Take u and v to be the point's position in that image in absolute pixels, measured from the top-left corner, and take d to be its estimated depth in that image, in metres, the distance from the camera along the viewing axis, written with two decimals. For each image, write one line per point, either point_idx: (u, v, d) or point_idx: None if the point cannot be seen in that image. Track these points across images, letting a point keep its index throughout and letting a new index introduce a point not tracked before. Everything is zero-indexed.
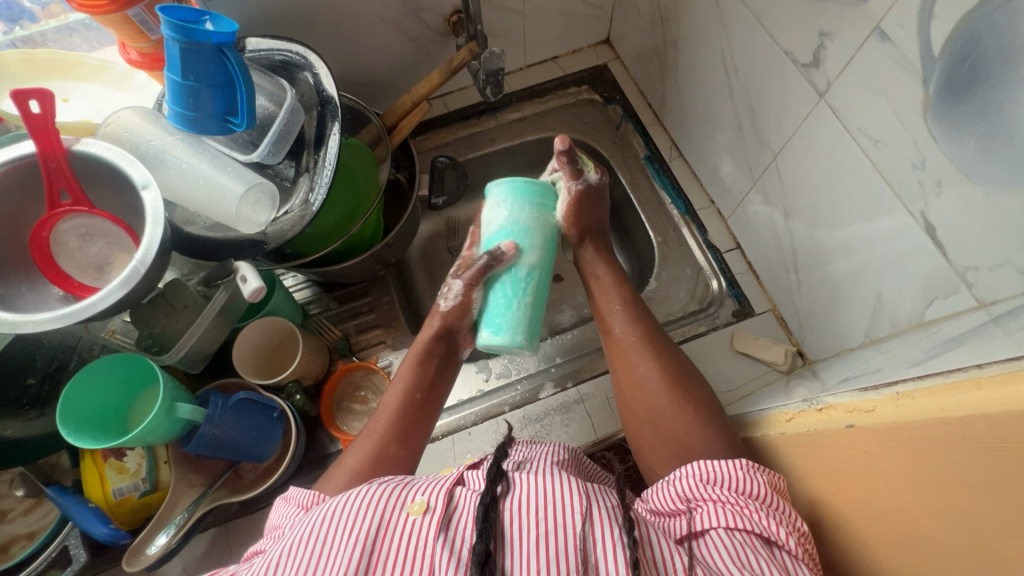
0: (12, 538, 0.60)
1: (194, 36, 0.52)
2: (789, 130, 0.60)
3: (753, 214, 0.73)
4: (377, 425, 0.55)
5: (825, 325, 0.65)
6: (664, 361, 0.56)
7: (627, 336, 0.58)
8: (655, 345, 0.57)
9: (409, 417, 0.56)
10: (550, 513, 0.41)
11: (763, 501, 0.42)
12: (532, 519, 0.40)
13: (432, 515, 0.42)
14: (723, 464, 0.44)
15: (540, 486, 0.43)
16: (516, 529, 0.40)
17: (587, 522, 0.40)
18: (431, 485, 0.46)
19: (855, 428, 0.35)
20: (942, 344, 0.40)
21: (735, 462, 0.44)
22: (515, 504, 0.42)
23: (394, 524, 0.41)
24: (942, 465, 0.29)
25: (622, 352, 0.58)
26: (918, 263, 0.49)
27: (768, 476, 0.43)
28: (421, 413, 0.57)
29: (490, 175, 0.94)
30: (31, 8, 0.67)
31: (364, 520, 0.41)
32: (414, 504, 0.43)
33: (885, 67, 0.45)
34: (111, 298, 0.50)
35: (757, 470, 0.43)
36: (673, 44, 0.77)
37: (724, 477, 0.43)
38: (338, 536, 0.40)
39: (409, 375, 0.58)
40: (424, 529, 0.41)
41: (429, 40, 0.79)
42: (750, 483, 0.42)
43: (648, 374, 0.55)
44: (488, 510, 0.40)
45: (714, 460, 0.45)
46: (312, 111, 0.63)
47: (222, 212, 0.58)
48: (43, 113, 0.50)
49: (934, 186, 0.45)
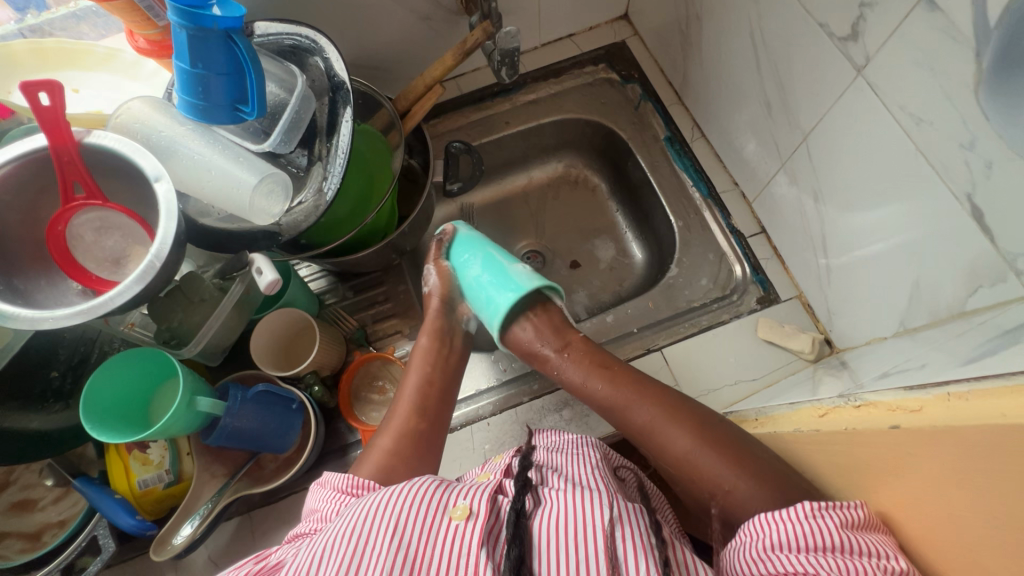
0: (43, 526, 0.61)
1: (201, 22, 0.50)
2: (822, 108, 0.57)
3: (780, 196, 0.70)
4: (384, 439, 0.56)
5: (856, 312, 0.62)
6: (685, 423, 0.51)
7: (642, 412, 0.54)
8: (673, 409, 0.53)
9: (426, 399, 0.59)
10: (583, 525, 0.41)
11: (839, 551, 0.36)
12: (565, 532, 0.41)
13: (476, 521, 0.42)
14: (780, 517, 0.39)
15: (569, 498, 0.44)
16: (548, 541, 0.41)
17: (620, 534, 0.41)
18: (473, 489, 0.46)
19: (900, 429, 0.33)
20: (995, 337, 0.37)
21: (796, 511, 0.39)
22: (547, 514, 0.43)
23: (436, 529, 0.41)
24: (1000, 471, 0.27)
25: (631, 423, 0.54)
26: (962, 250, 0.47)
27: (842, 516, 0.37)
28: (439, 398, 0.60)
29: (505, 159, 0.92)
30: None
31: (406, 529, 0.41)
32: (457, 509, 0.43)
33: (935, 39, 0.42)
34: (127, 294, 0.49)
35: (823, 512, 0.38)
36: (695, 19, 0.74)
37: (789, 537, 0.38)
38: (373, 537, 0.40)
39: (422, 362, 0.62)
40: (467, 537, 0.41)
41: (442, 20, 0.76)
42: (820, 535, 0.37)
43: (684, 450, 0.50)
44: (518, 517, 0.43)
45: (773, 513, 0.40)
46: (323, 98, 0.61)
47: (235, 203, 0.57)
48: (53, 105, 0.49)
49: (984, 167, 0.42)
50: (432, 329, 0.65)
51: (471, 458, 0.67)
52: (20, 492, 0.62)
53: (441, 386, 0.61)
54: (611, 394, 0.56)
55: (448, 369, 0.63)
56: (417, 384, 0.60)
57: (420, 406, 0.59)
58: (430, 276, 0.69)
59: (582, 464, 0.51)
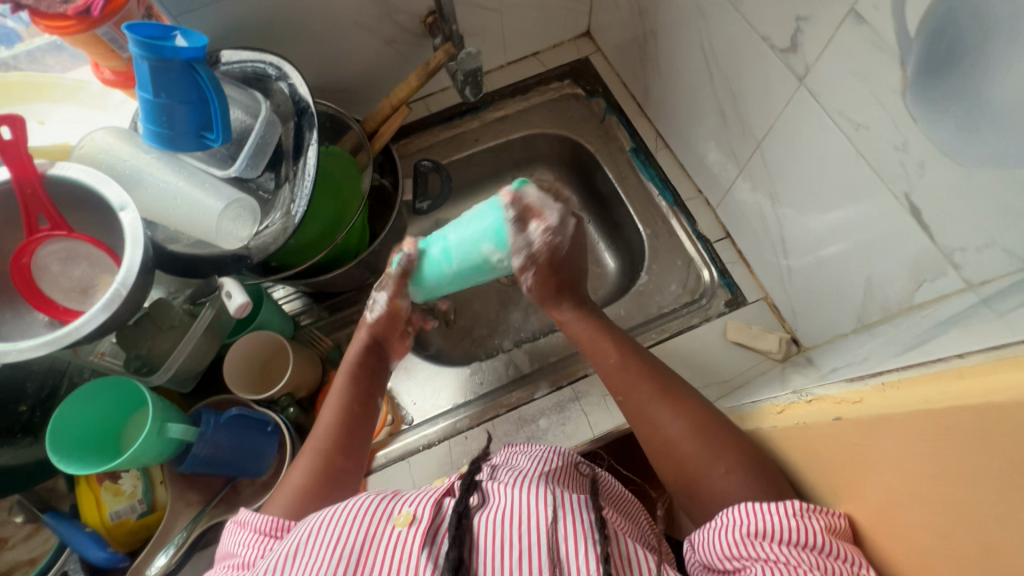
0: (13, 564, 0.60)
1: (162, 53, 0.52)
2: (771, 116, 0.59)
3: (741, 202, 0.72)
4: (296, 479, 0.55)
5: (817, 310, 0.64)
6: (682, 411, 0.50)
7: (656, 404, 0.52)
8: (674, 397, 0.52)
9: (348, 434, 0.58)
10: (525, 520, 0.43)
11: (819, 552, 0.36)
12: (509, 528, 0.42)
13: (418, 526, 0.43)
14: (765, 509, 0.39)
15: (514, 497, 0.45)
16: (486, 536, 0.42)
17: (560, 529, 0.42)
18: (419, 497, 0.48)
19: (842, 420, 0.35)
20: (934, 328, 0.39)
21: (785, 506, 0.38)
22: (490, 514, 0.44)
23: (379, 537, 0.43)
24: (930, 457, 0.28)
25: (637, 412, 0.53)
26: (906, 246, 0.48)
27: (823, 518, 0.37)
28: (358, 428, 0.59)
29: (476, 175, 0.93)
30: (15, 29, 0.67)
31: (347, 539, 0.42)
32: (401, 516, 0.45)
33: (864, 48, 0.44)
34: (93, 322, 0.49)
35: (809, 513, 0.37)
36: (651, 34, 0.77)
37: (774, 529, 0.38)
38: (316, 549, 0.42)
39: (347, 383, 0.61)
40: (407, 541, 0.42)
41: (407, 42, 0.78)
42: (805, 533, 0.37)
43: (670, 428, 0.50)
44: (461, 517, 0.43)
45: (759, 504, 0.39)
46: (289, 122, 0.62)
47: (202, 228, 0.58)
48: (15, 139, 0.50)
49: (917, 166, 0.44)
50: (349, 364, 0.62)
51: (450, 472, 0.67)
52: None
53: (364, 409, 0.60)
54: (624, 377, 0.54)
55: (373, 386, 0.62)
56: (342, 413, 0.59)
57: (343, 443, 0.58)
58: (377, 303, 0.61)
59: (536, 465, 0.52)
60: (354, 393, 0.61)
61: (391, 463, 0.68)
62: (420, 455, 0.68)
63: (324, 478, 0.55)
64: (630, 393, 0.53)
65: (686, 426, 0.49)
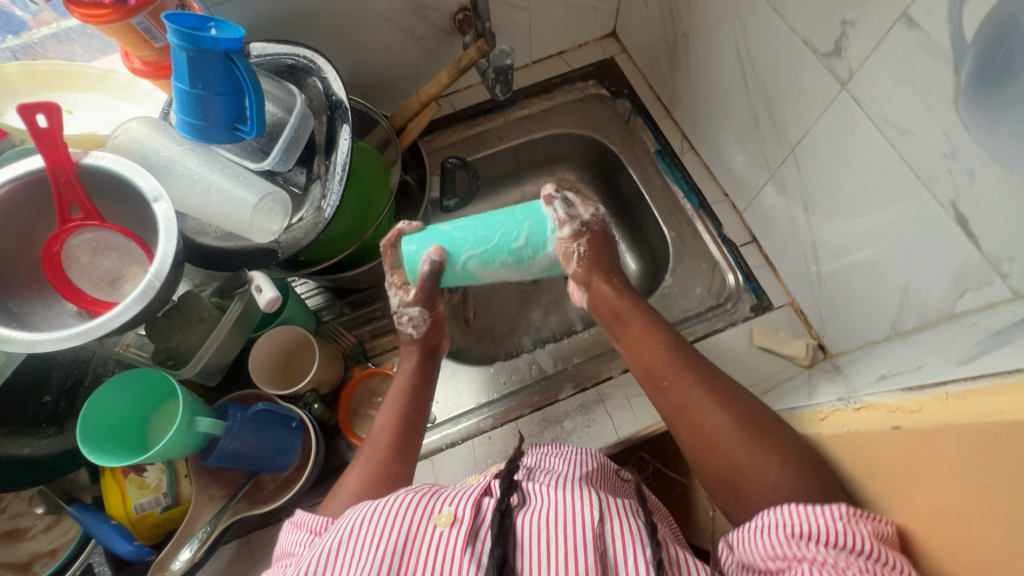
0: (34, 555, 0.60)
1: (201, 44, 0.51)
2: (808, 121, 0.59)
3: (770, 207, 0.72)
4: (354, 480, 0.55)
5: (847, 317, 0.64)
6: (729, 405, 0.49)
7: (706, 403, 0.49)
8: (719, 391, 0.50)
9: (403, 438, 0.58)
10: (570, 520, 0.43)
11: (867, 557, 0.35)
12: (553, 528, 0.42)
13: (460, 526, 0.43)
14: (811, 512, 0.38)
15: (556, 497, 0.45)
16: (530, 536, 0.42)
17: (605, 531, 0.42)
18: (459, 496, 0.47)
19: (902, 429, 0.35)
20: (986, 338, 0.39)
21: (830, 510, 0.37)
22: (532, 514, 0.44)
23: (422, 536, 0.43)
24: (1003, 470, 0.28)
25: (682, 406, 0.51)
26: (948, 255, 0.48)
27: (871, 525, 0.36)
28: (416, 432, 0.59)
29: (498, 174, 0.93)
30: (23, 18, 0.66)
31: (392, 535, 0.43)
32: (443, 515, 0.45)
33: (915, 54, 0.44)
34: (126, 314, 0.49)
35: (859, 518, 0.37)
36: (682, 36, 0.76)
37: (818, 532, 0.37)
38: (361, 545, 0.42)
39: (405, 387, 0.62)
40: (451, 542, 0.42)
41: (435, 39, 0.78)
42: (849, 537, 0.36)
43: (714, 418, 0.48)
44: (503, 516, 0.44)
45: (806, 505, 0.38)
46: (321, 116, 0.62)
47: (236, 221, 0.57)
48: (51, 127, 0.49)
49: (966, 175, 0.44)
50: (410, 367, 0.64)
51: (474, 472, 0.67)
52: (9, 520, 0.61)
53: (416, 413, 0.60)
54: (671, 368, 0.53)
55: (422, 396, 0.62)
56: (398, 416, 0.59)
57: (399, 448, 0.57)
58: (404, 317, 0.63)
59: (572, 465, 0.52)
60: (406, 400, 0.61)
61: None
62: (443, 454, 0.68)
63: (386, 482, 0.54)
64: (678, 379, 0.52)
65: (732, 420, 0.47)
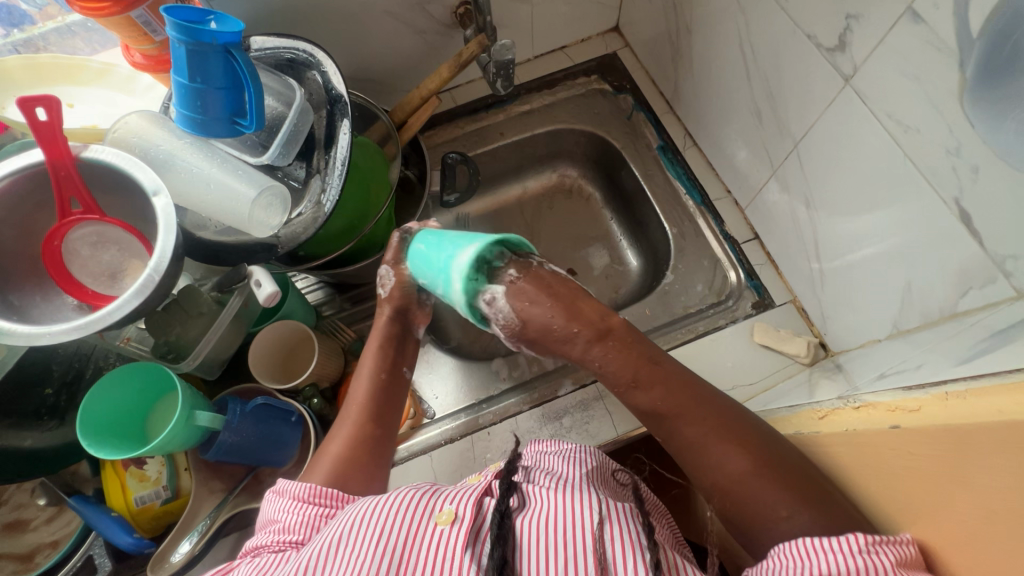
0: (36, 547, 0.60)
1: (200, 37, 0.51)
2: (811, 117, 0.58)
3: (772, 203, 0.71)
4: (335, 445, 0.56)
5: (850, 314, 0.63)
6: (741, 443, 0.45)
7: (715, 446, 0.46)
8: (729, 429, 0.47)
9: (380, 404, 0.59)
10: (569, 523, 0.43)
11: None
12: (552, 530, 0.42)
13: (460, 525, 0.43)
14: (822, 547, 0.37)
15: (553, 499, 0.46)
16: (529, 539, 0.42)
17: (604, 532, 0.42)
18: (459, 494, 0.48)
19: (900, 429, 0.35)
20: (988, 337, 0.38)
21: (846, 543, 0.36)
22: (531, 517, 0.44)
23: (422, 533, 0.43)
24: (1002, 471, 0.28)
25: (682, 441, 0.48)
26: (952, 253, 0.48)
27: (893, 553, 0.34)
28: (392, 399, 0.60)
29: (499, 170, 0.93)
30: (28, 11, 0.67)
31: (392, 533, 0.42)
32: (443, 514, 0.45)
33: (921, 49, 0.43)
34: (126, 308, 0.49)
35: (877, 547, 0.35)
36: (685, 30, 0.76)
37: (835, 568, 0.36)
38: (360, 541, 0.42)
39: (378, 350, 0.62)
40: (451, 539, 0.42)
41: (436, 33, 0.77)
42: (868, 570, 0.34)
43: (723, 461, 0.45)
44: (503, 517, 0.44)
45: (818, 541, 0.37)
46: (321, 110, 0.61)
47: (235, 216, 0.57)
48: (51, 120, 0.49)
49: (970, 172, 0.43)
50: (381, 331, 0.63)
51: (472, 467, 0.67)
52: (11, 512, 0.62)
53: (391, 377, 0.61)
54: (669, 405, 0.49)
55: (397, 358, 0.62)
56: (372, 381, 0.60)
57: (377, 412, 0.59)
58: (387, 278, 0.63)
59: (572, 465, 0.53)
60: (382, 363, 0.61)
61: (413, 457, 0.68)
62: (442, 449, 0.68)
63: (365, 446, 0.56)
64: (676, 420, 0.48)
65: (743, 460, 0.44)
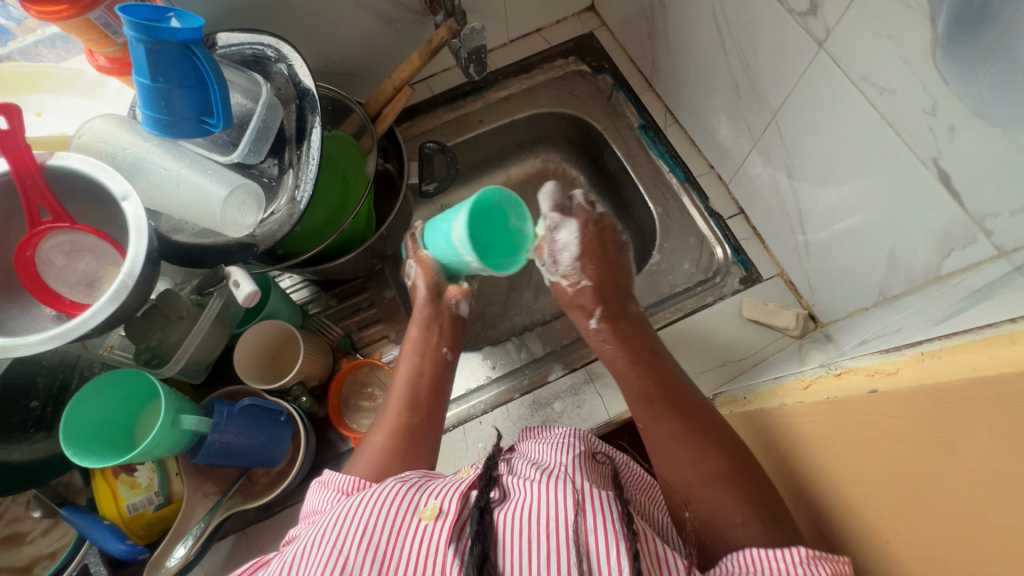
0: (34, 558, 0.61)
1: (159, 35, 0.50)
2: (788, 85, 0.57)
3: (755, 176, 0.70)
4: (378, 436, 0.57)
5: (836, 285, 0.63)
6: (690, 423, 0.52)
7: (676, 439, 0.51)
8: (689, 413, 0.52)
9: (420, 391, 0.61)
10: (549, 511, 0.43)
11: None
12: (533, 523, 0.42)
13: (444, 520, 0.43)
14: (772, 557, 0.40)
15: (537, 490, 0.45)
16: (510, 534, 0.42)
17: (584, 522, 0.42)
18: (445, 489, 0.47)
19: (878, 393, 0.34)
20: (967, 297, 0.38)
21: (792, 555, 0.40)
22: (511, 510, 0.44)
23: (406, 529, 0.43)
24: (980, 427, 0.28)
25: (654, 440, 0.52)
26: (932, 215, 0.47)
27: (831, 566, 0.39)
28: (434, 388, 0.62)
29: (481, 158, 0.92)
30: (5, 25, 0.65)
31: (376, 530, 0.42)
32: (427, 509, 0.44)
33: (890, 7, 0.42)
34: (101, 314, 0.48)
35: (819, 561, 0.39)
36: (659, 5, 0.74)
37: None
38: (343, 540, 0.42)
39: (413, 347, 0.65)
40: (436, 534, 0.42)
41: (407, 21, 0.76)
42: None
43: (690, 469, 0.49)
44: (482, 513, 0.44)
45: (768, 551, 0.41)
46: (290, 105, 0.60)
47: (207, 217, 0.56)
48: (13, 129, 0.49)
49: (947, 130, 0.42)
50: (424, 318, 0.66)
51: (466, 457, 0.67)
52: (7, 525, 0.62)
53: (431, 373, 0.63)
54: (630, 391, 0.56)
55: (436, 356, 0.64)
56: (410, 372, 0.63)
57: (414, 400, 0.60)
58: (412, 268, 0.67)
59: (559, 451, 0.52)
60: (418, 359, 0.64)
61: None
62: None
63: (408, 433, 0.57)
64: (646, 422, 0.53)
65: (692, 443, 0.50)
